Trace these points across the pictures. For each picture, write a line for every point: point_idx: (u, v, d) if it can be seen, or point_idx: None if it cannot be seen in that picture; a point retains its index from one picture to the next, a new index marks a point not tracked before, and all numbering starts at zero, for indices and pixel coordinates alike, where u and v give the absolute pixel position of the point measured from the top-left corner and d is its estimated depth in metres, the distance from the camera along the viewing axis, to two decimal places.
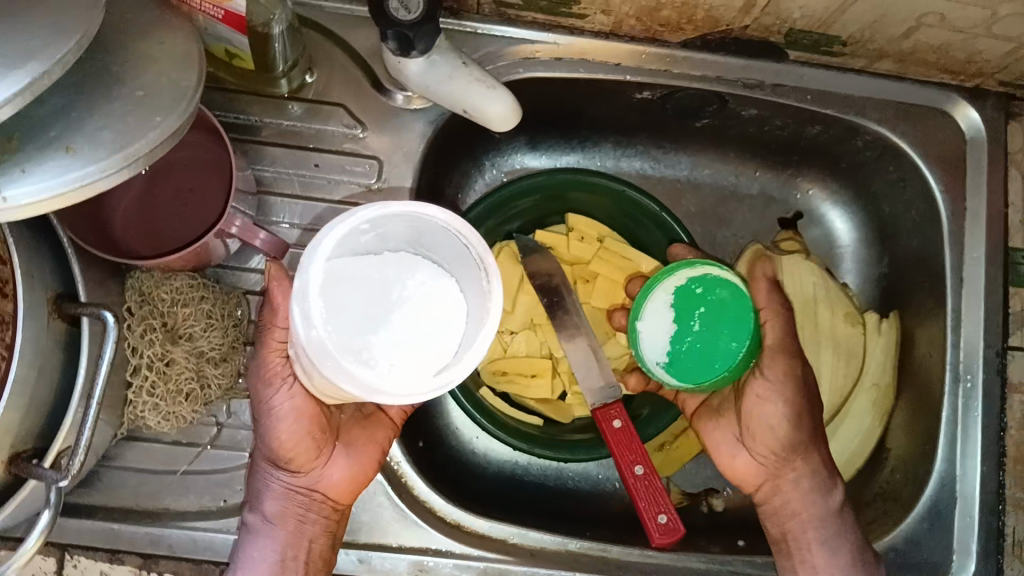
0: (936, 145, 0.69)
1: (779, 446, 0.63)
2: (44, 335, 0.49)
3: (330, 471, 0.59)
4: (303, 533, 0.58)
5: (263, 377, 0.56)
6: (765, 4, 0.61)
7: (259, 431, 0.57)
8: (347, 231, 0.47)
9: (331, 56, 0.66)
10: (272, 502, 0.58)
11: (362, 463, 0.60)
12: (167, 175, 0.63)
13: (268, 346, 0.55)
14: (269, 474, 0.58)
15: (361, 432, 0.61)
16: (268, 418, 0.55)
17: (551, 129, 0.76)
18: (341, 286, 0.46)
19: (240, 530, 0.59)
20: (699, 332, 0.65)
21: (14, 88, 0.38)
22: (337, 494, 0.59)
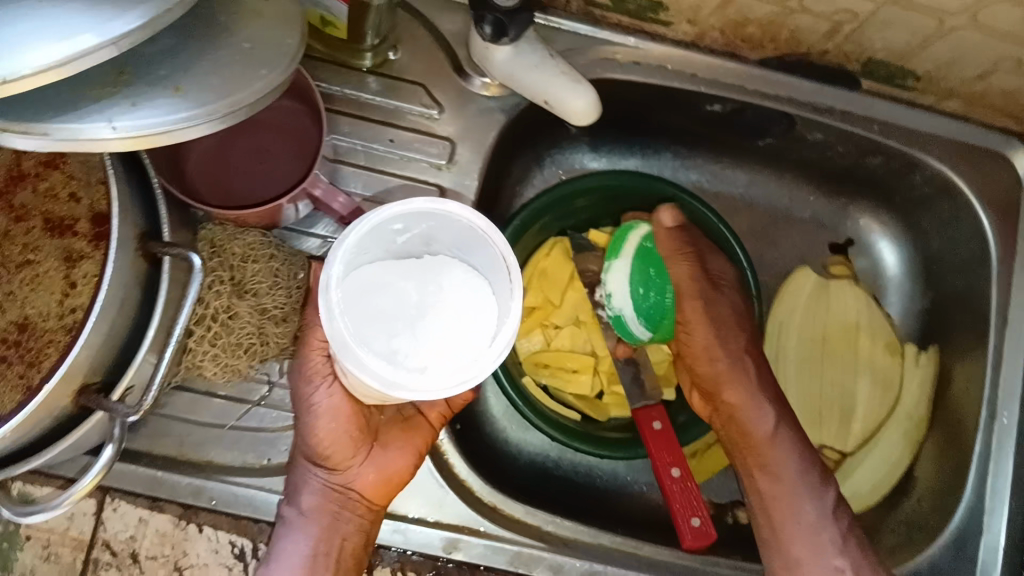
0: (994, 187, 0.70)
1: (708, 379, 0.69)
2: (128, 272, 0.51)
3: (364, 471, 0.59)
4: (337, 530, 0.58)
5: (303, 374, 0.57)
6: (849, 31, 0.62)
7: (299, 428, 0.58)
8: (381, 231, 0.49)
9: (417, 35, 0.68)
10: (310, 497, 0.58)
11: (395, 463, 0.60)
12: (248, 133, 0.64)
13: (310, 345, 0.57)
14: (308, 470, 0.59)
15: (398, 434, 0.61)
16: (309, 414, 0.56)
17: (617, 132, 0.77)
18: (368, 277, 0.46)
19: (276, 523, 0.59)
20: (655, 281, 0.75)
21: (134, 24, 0.38)
22: (372, 494, 0.60)
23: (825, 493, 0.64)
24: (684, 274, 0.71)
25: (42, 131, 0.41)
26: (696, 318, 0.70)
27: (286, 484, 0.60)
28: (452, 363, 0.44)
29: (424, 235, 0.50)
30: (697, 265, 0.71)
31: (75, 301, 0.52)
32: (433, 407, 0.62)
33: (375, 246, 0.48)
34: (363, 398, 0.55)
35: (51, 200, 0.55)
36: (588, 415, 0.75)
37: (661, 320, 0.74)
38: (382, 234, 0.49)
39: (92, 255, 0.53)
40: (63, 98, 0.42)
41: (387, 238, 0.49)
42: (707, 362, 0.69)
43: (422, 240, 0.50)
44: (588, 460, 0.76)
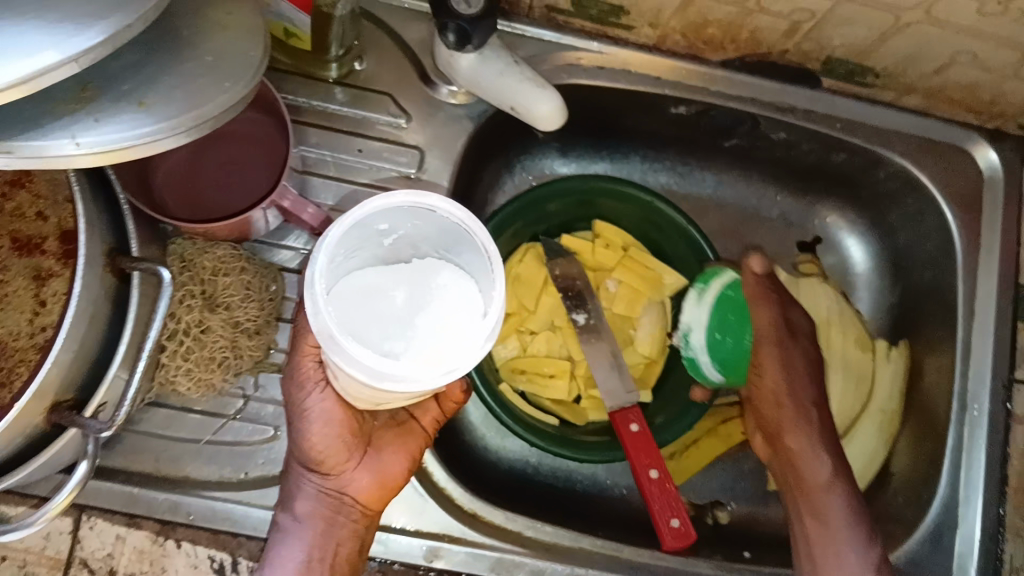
0: (956, 180, 0.71)
1: (770, 421, 0.71)
2: (96, 287, 0.51)
3: (359, 474, 0.59)
4: (333, 535, 0.58)
5: (295, 380, 0.56)
6: (808, 30, 0.63)
7: (293, 434, 0.57)
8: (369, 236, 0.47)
9: (382, 46, 0.68)
10: (306, 503, 0.58)
11: (390, 466, 0.60)
12: (216, 146, 0.64)
13: (302, 350, 0.55)
14: (302, 476, 0.59)
15: (392, 437, 0.60)
16: (302, 419, 0.56)
17: (585, 137, 0.78)
18: (358, 284, 0.45)
19: (270, 529, 0.59)
20: (733, 327, 0.76)
21: (95, 39, 0.38)
22: (367, 499, 0.59)
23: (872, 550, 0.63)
24: (769, 318, 0.71)
25: (7, 148, 0.41)
26: (776, 367, 0.70)
27: (281, 490, 0.60)
28: (438, 354, 0.41)
29: (409, 238, 0.48)
30: (779, 310, 0.71)
31: (46, 319, 0.52)
32: (428, 413, 0.62)
33: (360, 249, 0.47)
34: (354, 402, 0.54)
35: (18, 219, 0.55)
36: (566, 418, 0.75)
37: (737, 368, 0.75)
38: (369, 236, 0.47)
39: (62, 273, 0.53)
40: (29, 114, 0.43)
41: (374, 242, 0.47)
42: (774, 406, 0.70)
43: (408, 245, 0.48)
44: (568, 465, 0.76)
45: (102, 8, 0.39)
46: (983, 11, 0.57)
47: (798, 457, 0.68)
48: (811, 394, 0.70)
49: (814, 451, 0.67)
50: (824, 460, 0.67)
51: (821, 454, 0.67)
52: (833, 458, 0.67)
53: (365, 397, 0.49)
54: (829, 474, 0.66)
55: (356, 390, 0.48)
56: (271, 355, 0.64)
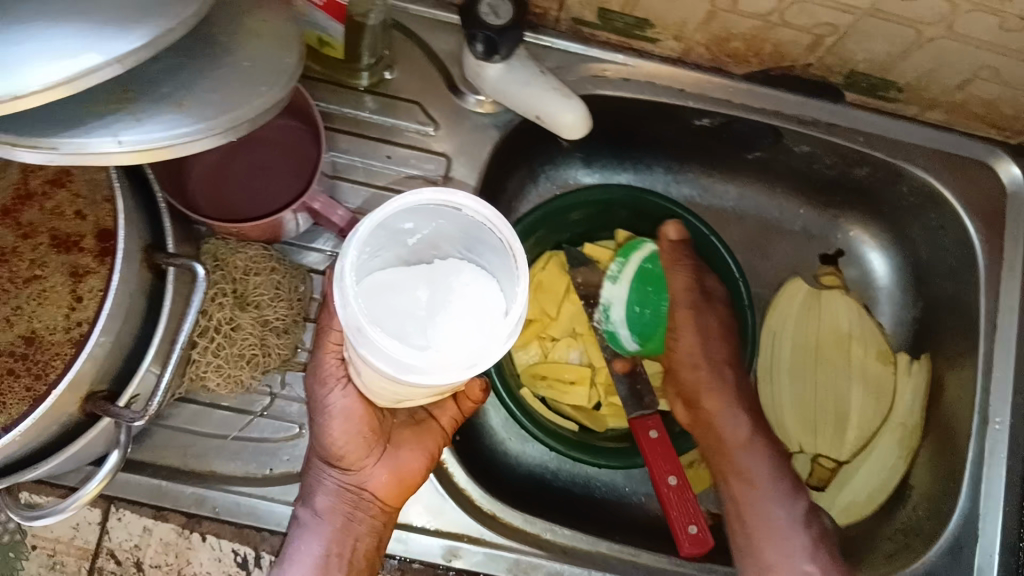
0: (979, 195, 0.71)
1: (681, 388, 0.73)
2: (133, 281, 0.53)
3: (378, 471, 0.60)
4: (352, 530, 0.59)
5: (318, 377, 0.57)
6: (831, 44, 0.64)
7: (315, 430, 0.58)
8: (393, 236, 0.48)
9: (412, 55, 0.70)
10: (326, 498, 0.59)
11: (409, 463, 0.61)
12: (251, 150, 0.66)
13: (325, 347, 0.57)
14: (323, 471, 0.60)
15: (410, 436, 0.61)
16: (324, 416, 0.57)
17: (609, 148, 0.79)
18: (381, 280, 0.46)
19: (291, 525, 0.61)
20: (652, 298, 0.78)
21: (139, 42, 0.40)
22: (385, 495, 0.60)
23: (797, 504, 0.67)
24: (682, 287, 0.75)
25: (51, 144, 0.43)
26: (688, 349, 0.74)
27: (302, 486, 0.61)
28: (459, 347, 0.42)
29: (430, 238, 0.48)
30: (693, 273, 0.75)
31: (82, 315, 0.54)
32: (446, 412, 0.63)
33: (384, 248, 0.48)
34: (376, 400, 0.55)
35: (58, 217, 0.56)
36: (586, 426, 0.76)
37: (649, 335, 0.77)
38: (392, 236, 0.48)
39: (98, 270, 0.55)
40: (73, 113, 0.44)
41: (398, 240, 0.48)
42: (692, 369, 0.73)
43: (428, 245, 0.49)
44: (587, 471, 0.77)
45: (148, 13, 0.41)
46: (1006, 26, 0.57)
47: (711, 422, 0.71)
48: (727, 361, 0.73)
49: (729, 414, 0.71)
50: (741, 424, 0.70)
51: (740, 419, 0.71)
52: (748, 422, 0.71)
53: (386, 393, 0.51)
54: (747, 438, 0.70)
55: (376, 383, 0.49)
56: (298, 354, 0.65)
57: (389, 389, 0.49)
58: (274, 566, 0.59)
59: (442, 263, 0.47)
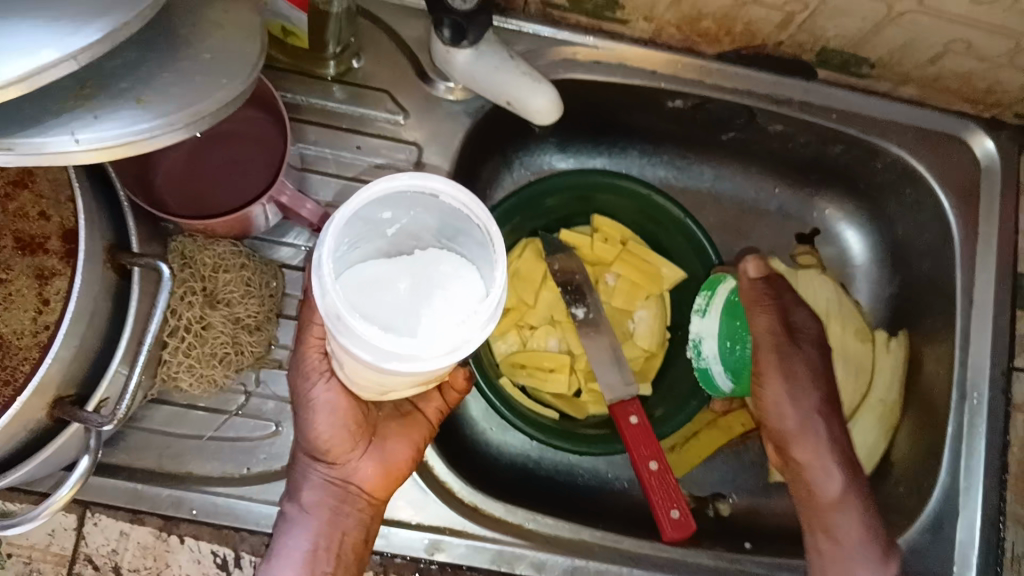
0: (953, 170, 0.71)
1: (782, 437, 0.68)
2: (97, 282, 0.52)
3: (363, 464, 0.59)
4: (340, 524, 0.59)
5: (301, 372, 0.56)
6: (802, 21, 0.64)
7: (299, 425, 0.57)
8: (372, 229, 0.47)
9: (379, 43, 0.69)
10: (312, 492, 0.58)
11: (397, 456, 0.60)
12: (216, 143, 0.64)
13: (308, 342, 0.56)
14: (309, 466, 0.59)
15: (396, 428, 0.61)
16: (308, 410, 0.56)
17: (582, 132, 0.79)
18: (366, 273, 0.46)
19: (276, 521, 0.60)
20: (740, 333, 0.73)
21: (93, 36, 0.39)
22: (372, 487, 0.60)
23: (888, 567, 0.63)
24: (770, 325, 0.69)
25: (7, 145, 0.42)
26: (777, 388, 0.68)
27: (287, 482, 0.60)
28: (444, 332, 0.41)
29: (409, 228, 0.48)
30: (778, 316, 0.70)
31: (50, 318, 0.52)
32: (431, 403, 0.63)
33: (362, 239, 0.47)
34: (360, 393, 0.54)
35: (21, 219, 0.55)
36: (566, 413, 0.76)
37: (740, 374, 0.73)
38: (372, 228, 0.47)
39: (64, 272, 0.54)
40: (30, 112, 0.43)
41: (375, 231, 0.47)
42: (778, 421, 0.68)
43: (408, 236, 0.48)
44: (569, 458, 0.77)
45: (100, 7, 0.39)
46: None
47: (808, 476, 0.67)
48: (815, 403, 0.68)
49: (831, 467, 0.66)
50: (836, 478, 0.66)
51: (835, 471, 0.66)
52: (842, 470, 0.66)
53: (369, 385, 0.51)
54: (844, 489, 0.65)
55: (360, 375, 0.49)
56: (272, 351, 0.65)
57: (370, 379, 0.48)
58: (261, 562, 0.58)
59: (421, 253, 0.46)
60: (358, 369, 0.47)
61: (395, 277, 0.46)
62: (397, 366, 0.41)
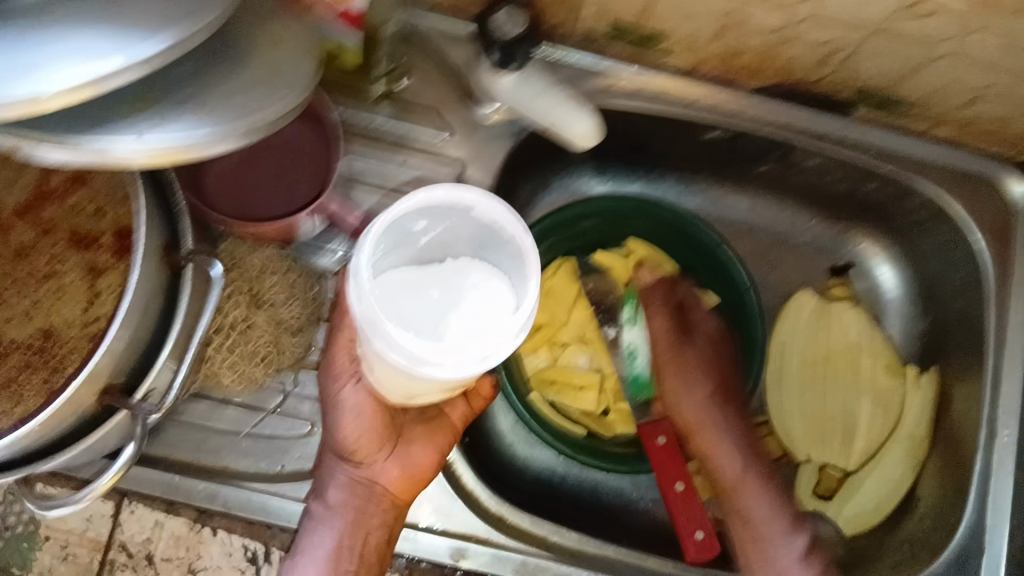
0: (987, 212, 0.72)
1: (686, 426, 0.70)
2: (153, 277, 0.54)
3: (388, 466, 0.60)
4: (363, 525, 0.60)
5: (331, 373, 0.59)
6: (841, 60, 0.65)
7: (327, 425, 0.59)
8: (406, 239, 0.49)
9: (429, 64, 0.71)
10: (337, 491, 0.60)
11: (421, 460, 0.61)
12: (267, 152, 0.67)
13: (337, 342, 0.58)
14: (336, 466, 0.61)
15: (422, 432, 0.62)
16: (336, 410, 0.58)
17: (620, 158, 0.80)
18: (398, 279, 0.47)
19: (305, 518, 0.61)
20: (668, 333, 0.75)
21: (163, 44, 0.41)
22: (397, 489, 0.61)
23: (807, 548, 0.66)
24: (660, 329, 0.72)
25: (74, 143, 0.44)
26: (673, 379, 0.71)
27: (316, 481, 0.62)
28: (472, 343, 0.43)
29: (441, 238, 0.50)
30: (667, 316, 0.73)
31: (99, 310, 0.55)
32: (456, 409, 0.64)
33: (397, 247, 0.49)
34: (387, 394, 0.55)
35: (78, 214, 0.58)
36: (595, 432, 0.76)
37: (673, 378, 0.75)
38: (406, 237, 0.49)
39: (117, 267, 0.56)
40: (97, 113, 0.45)
41: (410, 240, 0.49)
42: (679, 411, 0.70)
43: (440, 246, 0.50)
44: (595, 477, 0.77)
45: (176, 18, 0.42)
46: (1014, 45, 0.58)
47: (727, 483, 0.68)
48: (706, 395, 0.70)
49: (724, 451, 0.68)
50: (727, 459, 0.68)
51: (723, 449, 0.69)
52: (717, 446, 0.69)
53: (397, 388, 0.52)
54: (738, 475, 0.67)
55: (389, 378, 0.50)
56: (311, 354, 0.66)
57: (397, 382, 0.50)
58: (292, 555, 0.60)
59: (454, 263, 0.48)
60: (385, 369, 0.48)
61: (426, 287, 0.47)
62: (431, 373, 0.43)
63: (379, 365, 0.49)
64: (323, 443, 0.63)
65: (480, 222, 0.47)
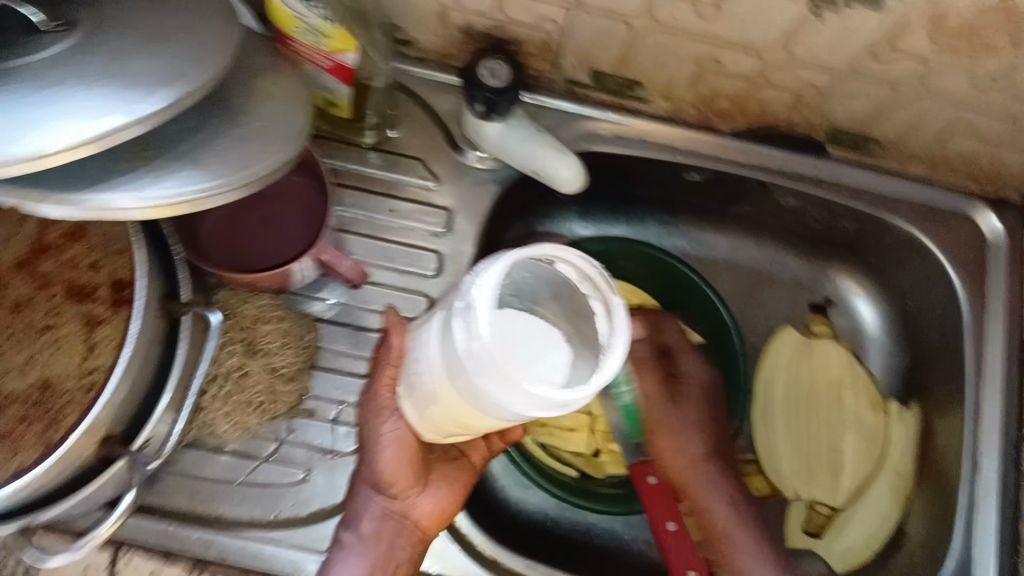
0: (959, 245, 0.75)
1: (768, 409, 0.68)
2: (148, 328, 0.55)
3: (423, 499, 0.62)
4: (393, 556, 0.61)
5: (373, 408, 0.59)
6: (812, 102, 0.68)
7: (366, 456, 0.61)
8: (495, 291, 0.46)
9: (413, 114, 0.74)
10: (369, 521, 0.62)
11: (452, 496, 0.63)
12: (259, 205, 0.69)
13: (380, 381, 0.59)
14: (370, 496, 0.62)
15: (447, 471, 0.64)
16: (375, 446, 0.59)
17: (603, 202, 0.83)
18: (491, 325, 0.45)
19: (332, 545, 0.62)
20: None
21: (162, 102, 0.44)
22: (427, 523, 0.62)
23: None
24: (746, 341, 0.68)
25: (76, 200, 0.46)
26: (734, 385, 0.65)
27: (348, 508, 0.64)
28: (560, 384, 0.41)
29: (513, 291, 0.47)
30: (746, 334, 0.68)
31: (96, 362, 0.55)
32: (478, 451, 0.66)
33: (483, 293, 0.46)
34: (424, 434, 0.57)
35: (73, 270, 0.59)
36: (586, 472, 0.78)
37: None
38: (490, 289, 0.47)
39: (111, 319, 0.57)
40: (96, 171, 0.47)
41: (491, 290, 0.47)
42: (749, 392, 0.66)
43: (511, 295, 0.47)
44: (587, 517, 0.78)
45: (169, 78, 0.45)
46: (976, 84, 0.61)
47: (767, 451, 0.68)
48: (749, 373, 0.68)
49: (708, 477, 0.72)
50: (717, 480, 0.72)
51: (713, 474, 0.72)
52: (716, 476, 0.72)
53: (442, 427, 0.53)
54: (729, 518, 0.70)
55: (439, 415, 0.52)
56: (304, 401, 0.68)
57: (471, 418, 0.48)
58: None
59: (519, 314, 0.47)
60: (466, 406, 0.47)
61: (511, 333, 0.45)
62: (535, 411, 0.42)
63: (455, 400, 0.48)
64: (357, 471, 0.64)
65: (550, 280, 0.46)
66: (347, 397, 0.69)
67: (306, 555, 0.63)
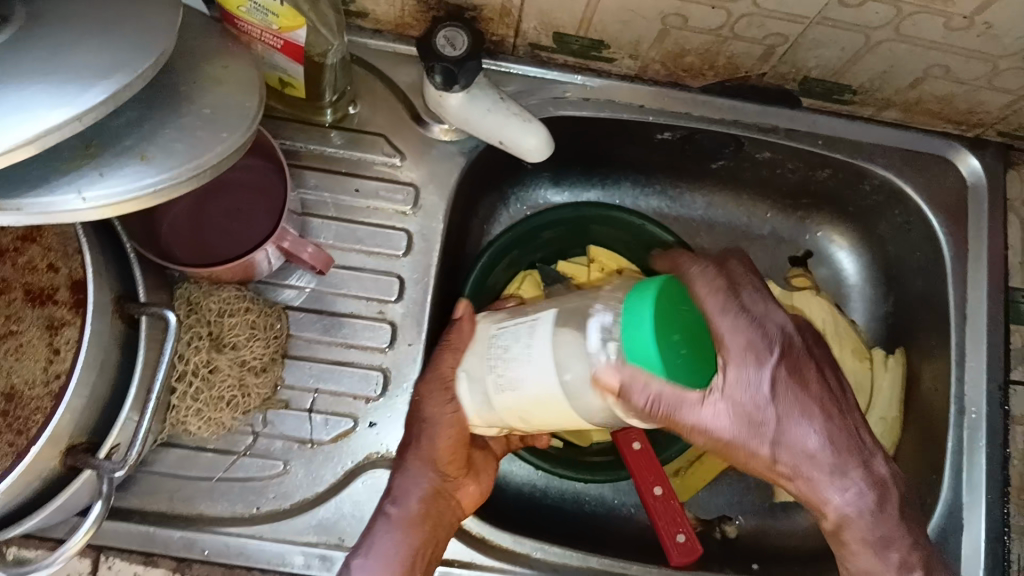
0: (938, 189, 0.73)
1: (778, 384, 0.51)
2: (107, 333, 0.54)
3: (469, 483, 0.64)
4: (436, 534, 0.60)
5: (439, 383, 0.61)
6: (783, 53, 0.66)
7: (425, 429, 0.61)
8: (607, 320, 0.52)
9: (373, 89, 0.71)
10: (418, 498, 0.60)
11: (490, 481, 0.65)
12: (218, 194, 0.67)
13: (443, 363, 0.62)
14: (422, 473, 0.61)
15: (487, 459, 0.67)
16: (432, 424, 0.61)
17: (574, 166, 0.81)
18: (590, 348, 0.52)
19: (372, 522, 0.60)
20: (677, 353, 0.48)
21: (100, 98, 0.41)
22: (467, 503, 0.63)
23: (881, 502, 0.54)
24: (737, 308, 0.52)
25: (15, 206, 0.43)
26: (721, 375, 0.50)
27: (389, 486, 0.62)
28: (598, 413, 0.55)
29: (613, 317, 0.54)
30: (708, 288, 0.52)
31: (59, 367, 0.54)
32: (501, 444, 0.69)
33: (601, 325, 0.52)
34: (475, 418, 0.61)
35: (31, 272, 0.56)
36: (573, 441, 0.77)
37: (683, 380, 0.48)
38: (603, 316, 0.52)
39: (73, 321, 0.55)
40: (35, 173, 0.45)
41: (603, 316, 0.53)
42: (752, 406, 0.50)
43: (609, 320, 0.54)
44: (575, 486, 0.78)
45: (102, 71, 0.42)
46: (951, 26, 0.59)
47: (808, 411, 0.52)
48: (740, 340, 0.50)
49: (799, 421, 0.52)
50: (814, 428, 0.52)
51: (810, 419, 0.52)
52: (817, 427, 0.52)
53: (506, 413, 0.57)
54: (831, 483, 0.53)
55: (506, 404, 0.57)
56: (279, 392, 0.67)
57: (551, 413, 0.55)
58: (351, 563, 0.58)
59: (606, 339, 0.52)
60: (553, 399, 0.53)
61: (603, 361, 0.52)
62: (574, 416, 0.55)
63: (545, 395, 0.54)
64: (400, 450, 0.63)
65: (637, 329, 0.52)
66: (322, 385, 0.67)
67: (291, 547, 0.62)
